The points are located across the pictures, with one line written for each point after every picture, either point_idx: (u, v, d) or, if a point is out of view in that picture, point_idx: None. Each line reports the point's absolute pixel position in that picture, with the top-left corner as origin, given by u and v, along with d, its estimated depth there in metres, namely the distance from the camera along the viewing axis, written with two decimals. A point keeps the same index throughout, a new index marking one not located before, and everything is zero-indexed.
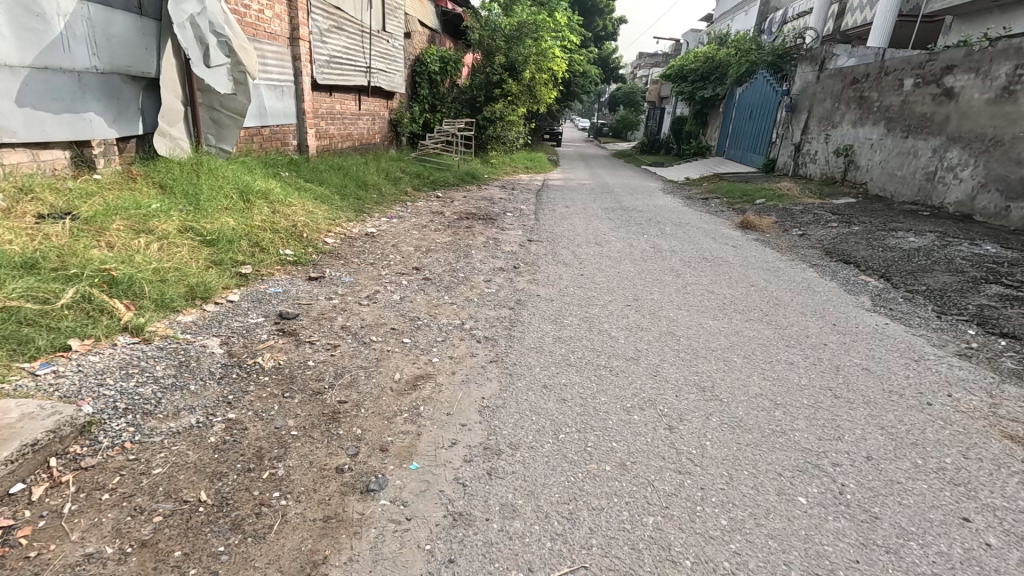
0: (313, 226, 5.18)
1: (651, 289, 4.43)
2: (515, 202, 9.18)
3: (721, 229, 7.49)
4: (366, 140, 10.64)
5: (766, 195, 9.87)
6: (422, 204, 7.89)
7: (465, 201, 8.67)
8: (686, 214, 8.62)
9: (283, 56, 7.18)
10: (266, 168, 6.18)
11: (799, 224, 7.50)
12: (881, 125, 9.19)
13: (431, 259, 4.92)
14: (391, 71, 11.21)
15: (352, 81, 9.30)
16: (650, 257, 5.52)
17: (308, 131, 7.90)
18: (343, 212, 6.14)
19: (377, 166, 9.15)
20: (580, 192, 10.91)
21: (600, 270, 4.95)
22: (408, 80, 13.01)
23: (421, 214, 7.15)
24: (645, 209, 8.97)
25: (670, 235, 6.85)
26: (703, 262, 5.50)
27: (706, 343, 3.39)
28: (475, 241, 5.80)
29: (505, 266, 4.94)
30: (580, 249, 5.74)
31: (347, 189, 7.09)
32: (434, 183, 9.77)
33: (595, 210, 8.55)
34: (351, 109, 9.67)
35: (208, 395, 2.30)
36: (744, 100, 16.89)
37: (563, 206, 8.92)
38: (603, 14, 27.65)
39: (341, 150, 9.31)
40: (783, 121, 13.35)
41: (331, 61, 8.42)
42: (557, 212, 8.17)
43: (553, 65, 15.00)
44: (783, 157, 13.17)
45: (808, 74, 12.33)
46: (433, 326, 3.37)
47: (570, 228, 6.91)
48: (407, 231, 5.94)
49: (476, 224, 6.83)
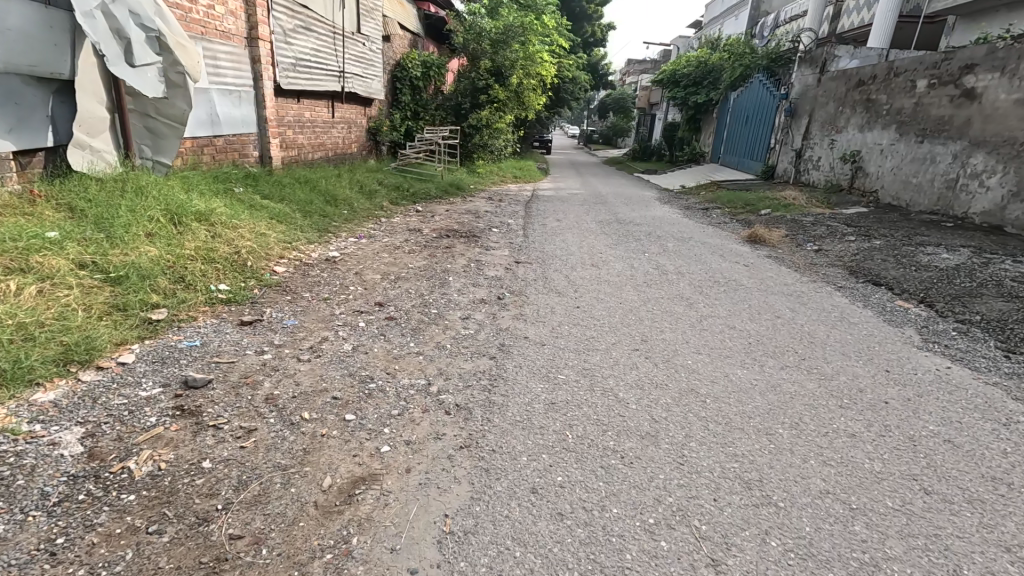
0: (261, 253, 4.42)
1: (661, 325, 3.72)
2: (502, 215, 8.45)
3: (727, 244, 6.81)
4: (341, 149, 9.91)
5: (771, 204, 9.23)
6: (399, 221, 7.15)
7: (447, 216, 7.94)
8: (688, 228, 7.95)
9: (240, 58, 6.45)
10: (213, 184, 5.40)
11: (813, 238, 6.85)
12: (892, 129, 8.60)
13: (400, 290, 4.17)
14: (368, 76, 10.49)
15: (324, 86, 8.58)
16: (655, 281, 4.82)
17: (271, 140, 7.16)
18: (304, 233, 5.38)
19: (350, 179, 8.39)
20: (573, 204, 10.21)
21: (599, 300, 4.22)
22: (388, 85, 12.32)
23: (396, 232, 6.40)
24: (642, 222, 8.28)
25: (673, 252, 6.17)
26: (716, 285, 4.81)
27: (738, 406, 2.66)
28: (454, 265, 5.07)
29: (488, 297, 4.20)
30: (575, 272, 5.03)
31: (312, 206, 6.33)
32: (414, 195, 9.03)
33: (590, 224, 7.84)
34: (323, 117, 8.93)
35: (20, 543, 1.52)
36: (739, 104, 16.38)
37: (553, 219, 8.22)
38: (591, 20, 27.22)
39: (311, 161, 8.55)
40: (782, 126, 12.80)
41: (298, 64, 7.68)
42: (548, 227, 7.47)
43: (541, 70, 14.40)
44: (783, 164, 12.58)
45: (808, 76, 11.78)
46: (390, 390, 2.62)
47: (562, 246, 6.19)
48: (376, 254, 5.18)
49: (457, 242, 6.10)
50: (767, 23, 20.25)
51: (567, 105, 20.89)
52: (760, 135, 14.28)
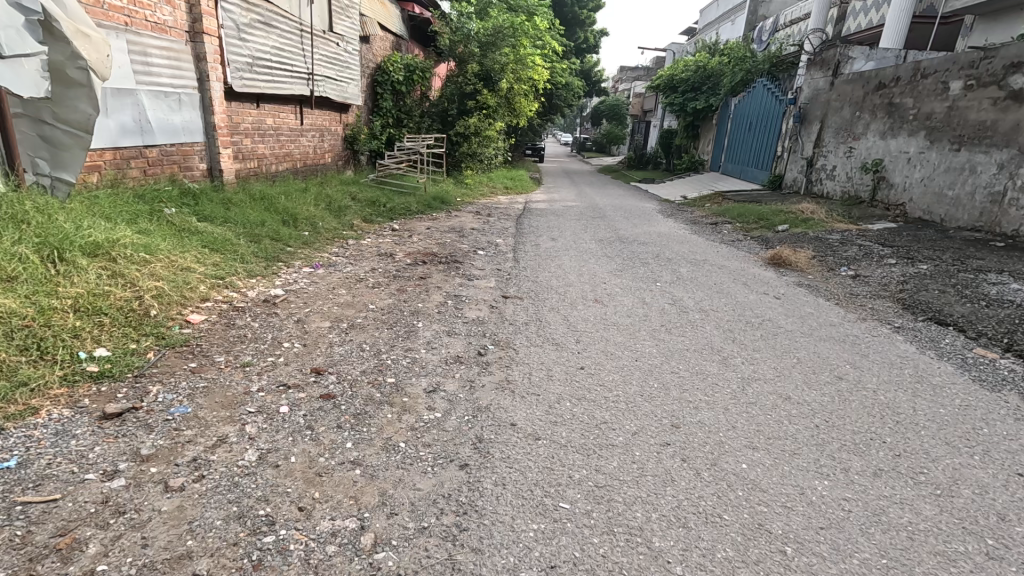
0: (176, 296, 3.46)
1: (693, 398, 2.80)
2: (490, 233, 7.53)
3: (748, 268, 5.92)
4: (313, 160, 8.96)
5: (787, 218, 8.38)
6: (369, 243, 6.20)
7: (427, 236, 6.99)
8: (699, 247, 7.07)
9: (180, 55, 5.53)
10: (133, 205, 4.44)
11: (845, 260, 5.99)
12: (921, 136, 7.79)
13: (351, 346, 3.22)
14: (343, 79, 9.57)
15: (289, 89, 7.65)
16: (675, 324, 3.91)
17: (221, 151, 6.22)
18: (244, 265, 4.42)
19: (318, 194, 7.45)
20: (568, 218, 9.31)
21: (608, 355, 3.30)
22: (368, 90, 11.42)
23: (363, 258, 5.44)
24: (647, 240, 7.39)
25: (689, 279, 5.29)
26: (750, 328, 3.92)
27: (836, 561, 1.74)
28: (427, 304, 4.12)
29: (465, 354, 3.26)
30: (575, 312, 4.10)
31: (263, 228, 5.38)
32: (391, 211, 8.09)
33: (589, 243, 6.96)
34: (289, 124, 8.00)
35: None
36: (742, 110, 15.62)
37: (547, 238, 7.31)
38: (584, 26, 26.56)
39: (274, 173, 7.60)
40: (790, 133, 12.02)
41: (256, 63, 6.75)
42: (541, 248, 6.56)
43: (533, 74, 13.59)
44: (792, 174, 11.77)
45: (819, 80, 11.02)
46: (297, 550, 1.66)
47: (558, 273, 5.28)
48: (331, 290, 4.23)
49: (434, 271, 5.17)
50: (764, 26, 19.54)
51: (560, 113, 20.09)
52: (765, 143, 13.50)
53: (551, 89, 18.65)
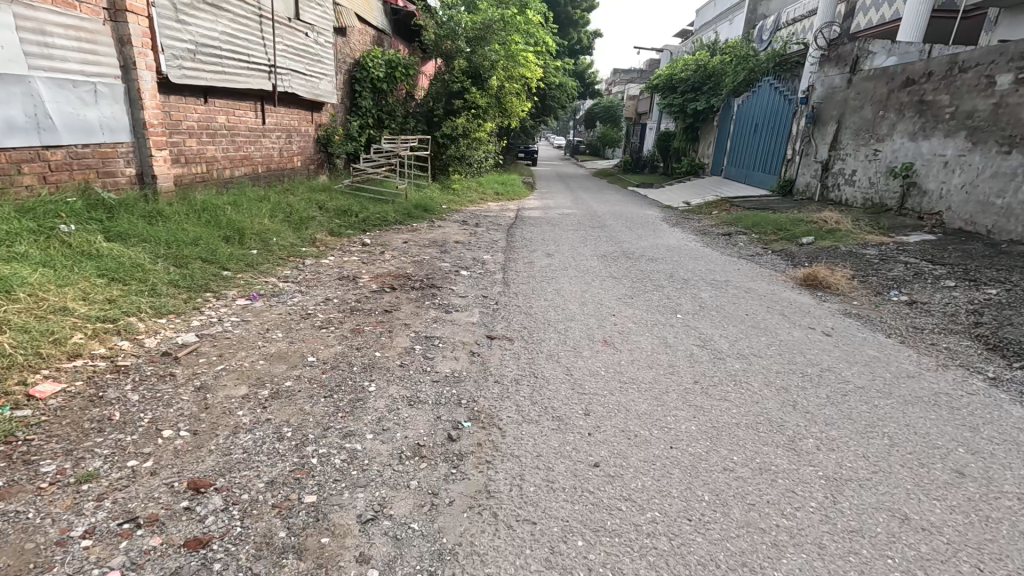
0: (25, 357, 2.47)
1: (768, 526, 1.86)
2: (476, 248, 6.57)
3: (780, 292, 5.01)
4: (278, 164, 7.98)
5: (810, 229, 7.50)
6: (331, 262, 5.24)
7: (401, 252, 6.03)
8: (717, 264, 6.17)
9: (95, 36, 4.55)
10: (11, 223, 3.46)
11: (892, 281, 5.11)
12: (960, 137, 6.95)
13: (267, 431, 2.25)
14: (314, 75, 8.60)
15: (245, 82, 6.68)
16: (712, 382, 2.98)
17: (154, 152, 5.23)
18: (153, 300, 3.43)
19: (276, 202, 6.46)
20: (564, 228, 8.38)
21: (632, 441, 2.35)
22: (345, 88, 10.43)
23: (318, 284, 4.46)
24: (656, 255, 6.46)
25: (716, 308, 4.38)
26: (810, 385, 3.00)
27: None
28: (386, 354, 3.16)
29: (429, 441, 2.31)
30: (579, 362, 3.16)
31: (195, 248, 4.41)
32: (363, 222, 7.11)
33: (592, 259, 6.05)
34: (246, 123, 7.02)
35: None
36: (746, 111, 14.82)
37: (542, 253, 6.37)
38: (577, 26, 25.69)
39: (227, 179, 6.61)
40: (802, 135, 11.19)
41: (201, 51, 5.76)
42: (536, 266, 5.61)
43: (525, 71, 12.69)
44: (805, 179, 10.92)
45: (835, 77, 10.19)
46: None
47: (556, 301, 4.34)
48: (264, 334, 3.25)
49: (405, 301, 4.21)
50: (765, 25, 18.62)
51: (554, 114, 19.18)
52: (774, 145, 12.66)
53: (544, 89, 17.75)
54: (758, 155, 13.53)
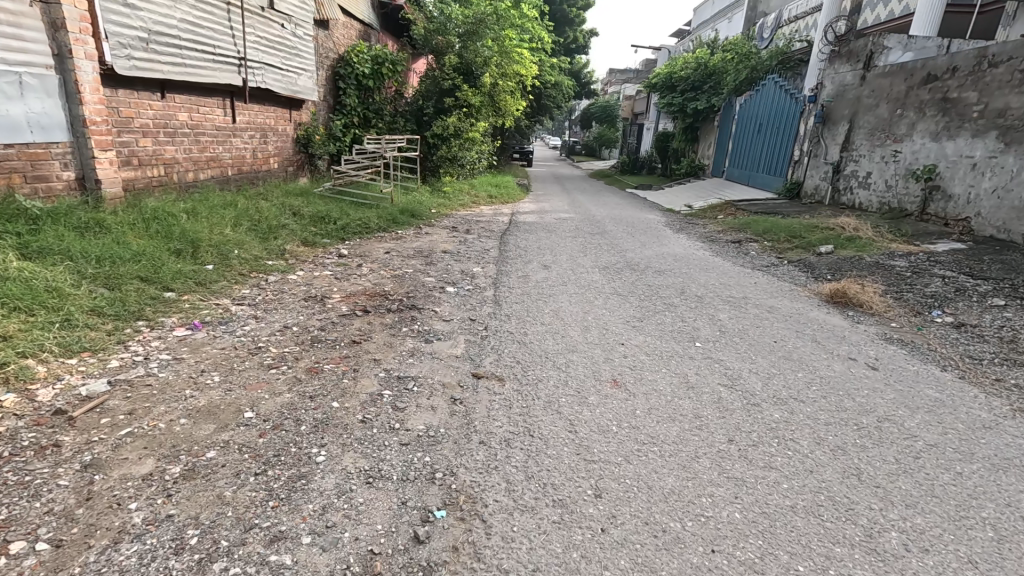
0: None
1: None
2: (465, 259, 5.98)
3: (806, 311, 4.45)
4: (252, 166, 7.36)
5: (827, 236, 6.96)
6: (299, 278, 4.63)
7: (381, 263, 5.43)
8: (731, 278, 5.60)
9: (19, 19, 3.92)
10: None
11: (931, 299, 4.55)
12: (991, 138, 6.42)
13: (163, 537, 1.65)
14: (292, 70, 7.98)
15: (210, 75, 6.07)
16: (751, 440, 2.40)
17: (98, 154, 4.61)
18: (63, 335, 2.81)
19: (244, 208, 5.84)
20: (562, 235, 7.79)
21: (662, 542, 1.76)
22: (328, 85, 9.81)
23: (280, 307, 3.86)
24: (663, 267, 5.89)
25: (740, 334, 3.80)
26: (871, 443, 2.43)
27: None
28: (346, 404, 2.55)
29: (389, 546, 1.71)
30: (584, 414, 2.57)
31: (134, 265, 3.79)
32: (341, 229, 6.50)
33: (593, 272, 5.48)
34: (213, 121, 6.39)
35: None
36: (749, 110, 14.31)
37: (538, 264, 5.79)
38: (572, 24, 25.15)
39: (189, 183, 5.98)
40: (810, 135, 10.67)
41: (154, 40, 5.14)
42: (531, 281, 5.03)
43: (520, 67, 12.10)
44: (814, 181, 10.39)
45: (847, 73, 9.66)
46: None
47: (554, 327, 3.75)
48: (198, 378, 2.64)
49: (378, 327, 3.60)
50: (766, 23, 18.06)
51: (549, 114, 18.63)
52: (779, 146, 12.13)
53: (539, 87, 17.17)
54: (762, 156, 13.00)
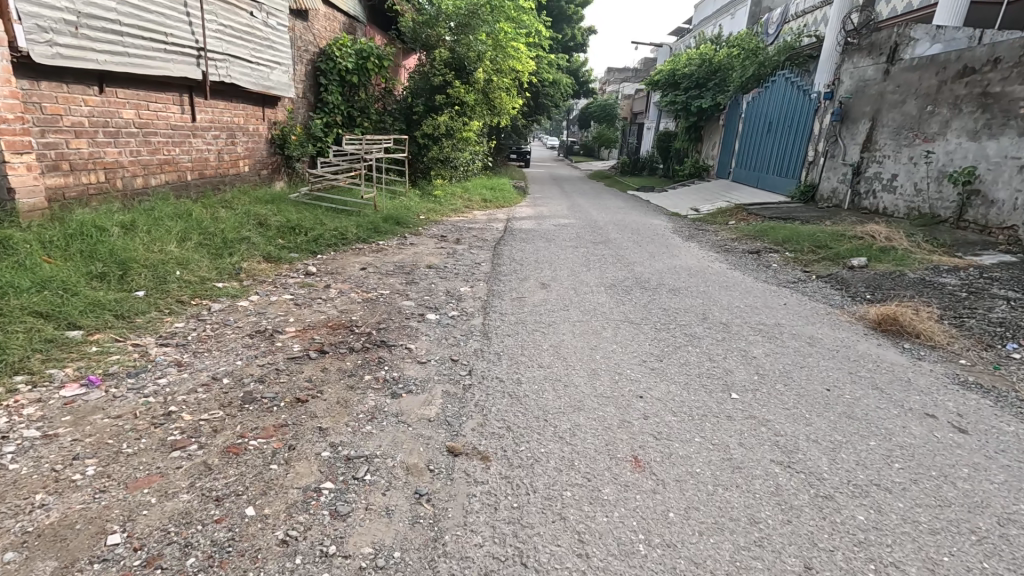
0: None
1: None
2: (451, 275, 5.25)
3: (854, 344, 3.74)
4: (217, 170, 6.63)
5: (857, 246, 6.26)
6: (251, 305, 3.90)
7: (354, 283, 4.71)
8: (757, 298, 4.88)
9: None
10: None
11: (1000, 327, 3.86)
12: None
13: None
14: (263, 63, 7.25)
15: (161, 67, 5.33)
16: (839, 570, 1.69)
17: (10, 158, 3.88)
18: None
19: (199, 218, 5.11)
20: (561, 245, 7.08)
21: None
22: (308, 81, 9.07)
23: (217, 346, 3.13)
24: (677, 285, 5.18)
25: (782, 379, 3.09)
26: (1007, 569, 1.72)
27: None
28: (267, 511, 1.82)
29: None
30: (598, 523, 1.86)
31: (33, 297, 3.06)
32: (314, 242, 5.77)
33: (599, 292, 4.76)
34: (167, 120, 5.66)
35: None
36: (757, 109, 13.63)
37: (535, 282, 5.07)
38: (570, 22, 24.44)
39: (136, 191, 5.25)
40: (826, 134, 9.96)
41: (83, 23, 4.40)
42: (527, 304, 4.31)
43: (517, 63, 11.37)
44: (832, 184, 9.69)
45: (868, 68, 8.96)
46: None
47: (554, 373, 3.04)
48: (61, 472, 1.90)
49: (334, 376, 2.87)
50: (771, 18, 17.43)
51: (546, 113, 17.94)
52: (791, 146, 11.43)
53: (536, 85, 16.44)
54: (772, 157, 12.30)
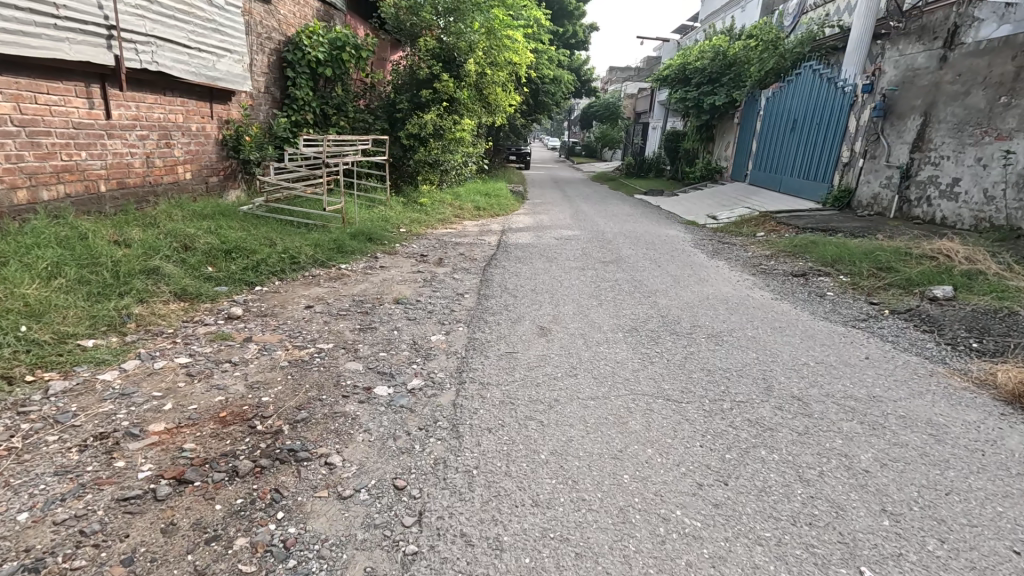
0: None
1: None
2: (423, 315, 4.06)
3: (999, 436, 2.55)
4: (145, 177, 5.44)
5: (932, 269, 5.06)
6: (119, 381, 2.69)
7: (289, 332, 3.52)
8: (826, 347, 3.68)
9: None
10: None
11: None
12: None
13: None
14: (207, 50, 6.06)
15: (49, 49, 4.15)
16: None
17: None
18: None
19: (92, 244, 3.92)
20: (564, 265, 5.88)
21: None
22: (272, 73, 7.88)
23: (10, 475, 1.92)
24: (716, 326, 3.98)
25: (931, 529, 1.89)
26: None
27: None
28: None
29: None
30: None
31: None
32: (253, 271, 4.59)
33: (615, 342, 3.57)
34: (66, 116, 4.48)
35: None
36: (777, 105, 12.39)
37: (532, 324, 3.87)
38: (572, 18, 23.21)
39: (15, 209, 4.06)
40: (867, 132, 8.73)
41: None
42: (518, 367, 3.12)
43: (514, 55, 10.17)
44: (873, 190, 8.49)
45: (918, 55, 7.76)
46: None
47: (557, 524, 1.86)
48: None
49: (180, 544, 1.67)
50: None
51: (547, 112, 16.73)
52: (820, 147, 10.20)
53: (535, 81, 15.23)
54: (797, 160, 11.08)
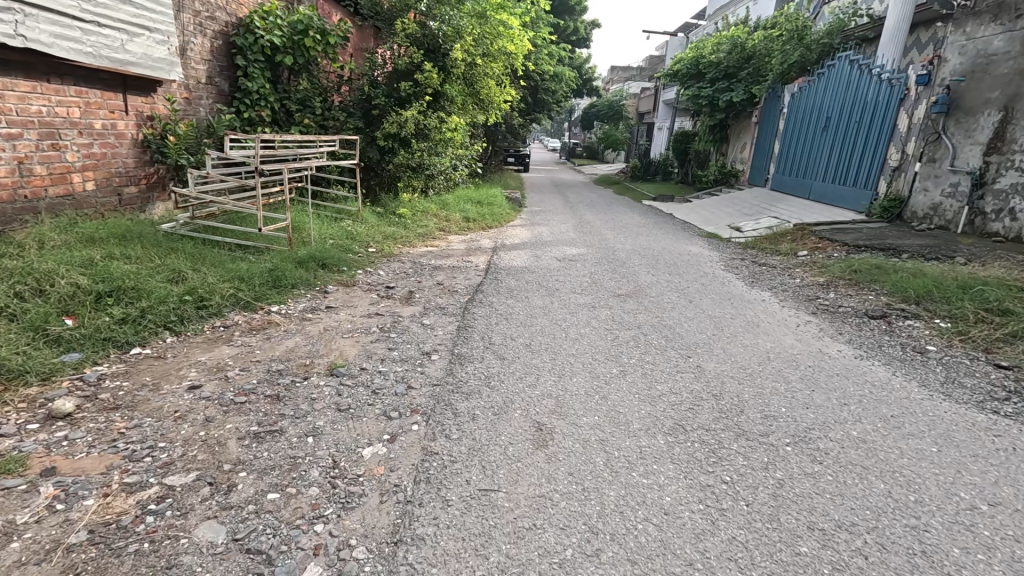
0: None
1: None
2: (362, 401, 2.74)
3: None
4: (16, 190, 4.13)
5: None
6: None
7: (131, 448, 2.19)
8: (983, 462, 2.35)
9: None
10: None
11: None
12: None
13: None
14: (109, 25, 4.73)
15: None
16: None
17: None
18: None
19: None
20: (568, 300, 4.57)
21: None
22: (218, 60, 6.54)
23: None
24: (798, 418, 2.67)
25: None
26: None
27: None
28: None
29: None
30: None
31: None
32: (132, 325, 3.26)
33: (654, 463, 2.24)
34: None
35: None
36: (806, 100, 11.02)
37: (523, 421, 2.55)
38: (573, 13, 21.98)
39: None
40: (925, 131, 7.39)
41: None
42: (495, 539, 1.80)
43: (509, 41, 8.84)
44: (933, 200, 7.17)
45: (993, 39, 6.44)
46: None
47: None
48: None
49: None
50: None
51: (547, 110, 15.42)
52: (862, 149, 8.83)
53: (535, 75, 13.90)
54: (832, 162, 9.72)
